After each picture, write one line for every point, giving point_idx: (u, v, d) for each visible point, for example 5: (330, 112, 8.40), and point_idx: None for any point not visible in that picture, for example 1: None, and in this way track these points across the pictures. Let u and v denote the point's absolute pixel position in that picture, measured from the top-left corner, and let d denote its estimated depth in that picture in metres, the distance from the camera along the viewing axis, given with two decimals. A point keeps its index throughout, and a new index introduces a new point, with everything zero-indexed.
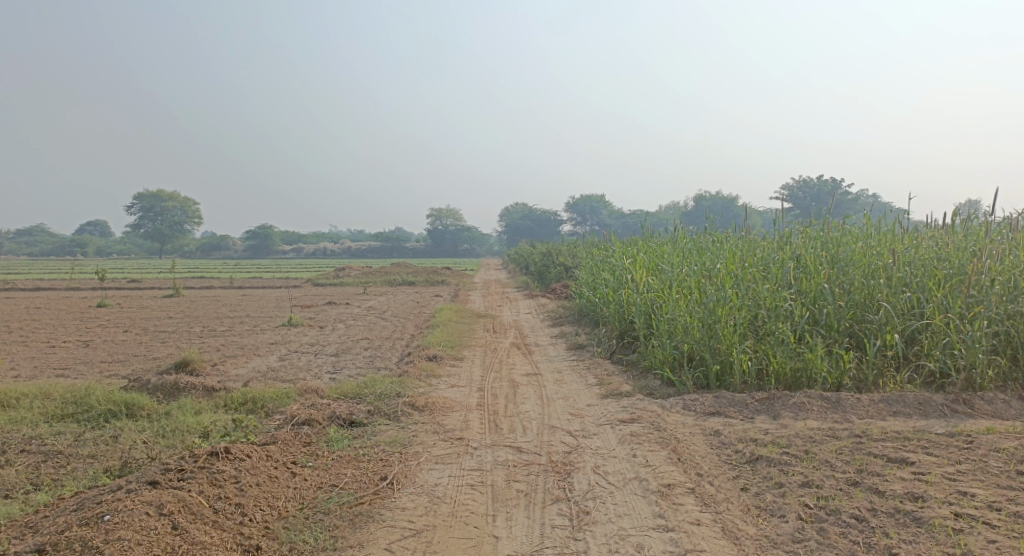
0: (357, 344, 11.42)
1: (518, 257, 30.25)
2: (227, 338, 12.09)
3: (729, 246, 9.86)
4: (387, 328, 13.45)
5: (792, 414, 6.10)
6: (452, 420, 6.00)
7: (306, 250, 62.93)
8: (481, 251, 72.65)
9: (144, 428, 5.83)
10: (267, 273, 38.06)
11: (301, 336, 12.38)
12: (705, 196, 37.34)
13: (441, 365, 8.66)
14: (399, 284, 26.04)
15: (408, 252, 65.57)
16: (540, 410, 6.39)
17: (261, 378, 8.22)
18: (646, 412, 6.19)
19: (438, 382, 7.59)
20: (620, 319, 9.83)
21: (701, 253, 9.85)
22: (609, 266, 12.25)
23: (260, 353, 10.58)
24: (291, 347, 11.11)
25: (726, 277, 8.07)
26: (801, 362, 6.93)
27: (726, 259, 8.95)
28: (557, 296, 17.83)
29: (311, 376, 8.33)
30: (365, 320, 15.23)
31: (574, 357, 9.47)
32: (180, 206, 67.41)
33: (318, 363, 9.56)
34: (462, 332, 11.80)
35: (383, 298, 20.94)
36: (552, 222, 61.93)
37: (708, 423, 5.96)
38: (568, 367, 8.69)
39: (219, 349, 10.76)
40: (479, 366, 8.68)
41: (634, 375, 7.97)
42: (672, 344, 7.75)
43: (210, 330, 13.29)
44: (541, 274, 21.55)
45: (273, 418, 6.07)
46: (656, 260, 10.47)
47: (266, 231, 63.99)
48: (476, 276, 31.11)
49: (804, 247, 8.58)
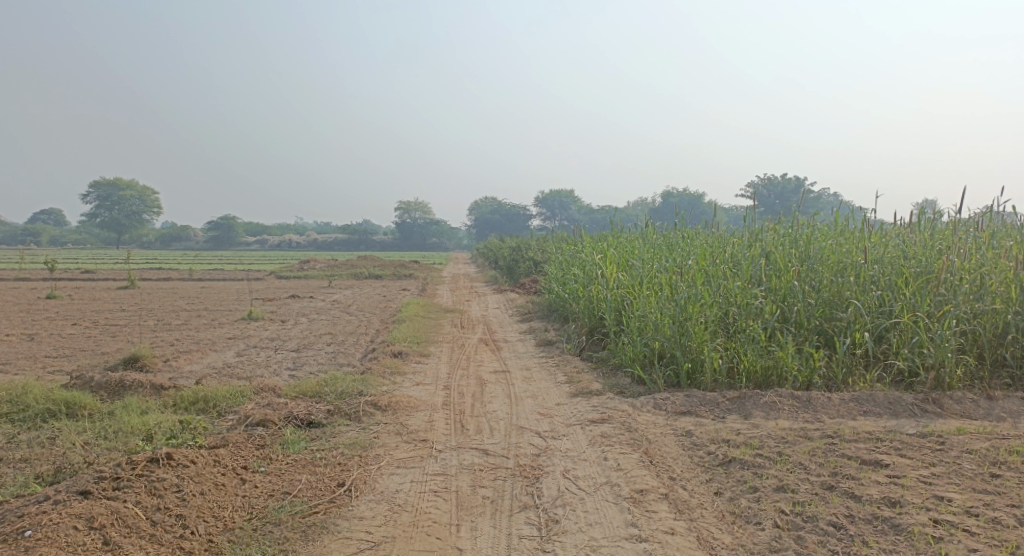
0: (319, 339, 11.11)
1: (487, 251, 30.02)
2: (184, 333, 11.69)
3: (699, 243, 9.72)
4: (352, 323, 13.13)
5: (764, 413, 5.97)
6: (415, 420, 5.77)
7: (271, 242, 61.87)
8: (450, 244, 72.19)
9: (84, 429, 5.54)
10: (229, 265, 37.33)
11: (262, 331, 12.02)
12: (673, 194, 37.53)
13: (406, 362, 8.41)
14: (366, 277, 25.62)
15: (375, 245, 64.86)
16: (507, 410, 6.18)
17: (217, 376, 7.89)
18: (616, 411, 6.02)
19: (402, 380, 7.34)
20: (589, 316, 9.64)
21: (671, 250, 9.70)
22: (578, 262, 12.06)
23: (217, 348, 10.23)
24: (250, 342, 10.76)
25: (697, 274, 7.91)
26: (772, 360, 6.79)
27: (697, 256, 8.80)
28: (526, 291, 17.62)
29: (270, 374, 8.02)
30: (329, 314, 14.87)
31: (543, 353, 9.27)
32: (140, 196, 65.80)
33: (278, 359, 9.24)
34: (429, 328, 11.54)
35: (348, 292, 20.57)
36: (521, 217, 61.77)
37: (679, 423, 5.80)
38: (536, 364, 8.49)
39: (174, 344, 10.38)
40: (444, 363, 8.45)
41: (604, 372, 7.78)
42: (642, 342, 7.57)
43: (166, 323, 12.85)
44: (510, 268, 21.32)
45: (226, 419, 5.78)
46: (626, 256, 10.30)
47: (230, 222, 62.87)
48: (444, 270, 30.80)
49: (774, 245, 8.47)
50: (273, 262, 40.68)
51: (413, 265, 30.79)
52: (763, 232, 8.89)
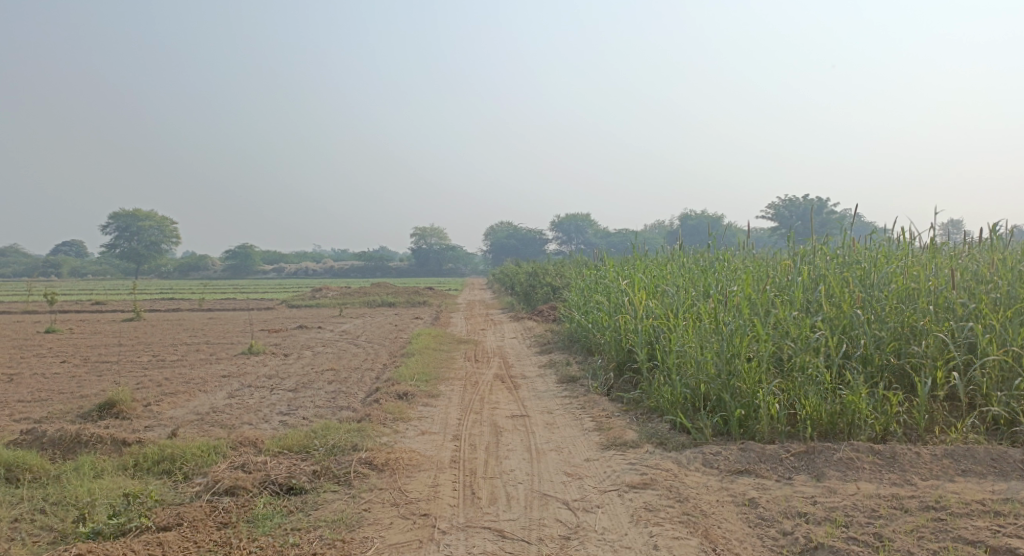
0: (321, 376, 10.17)
1: (503, 278, 29.10)
2: (175, 370, 10.78)
3: (737, 266, 8.72)
4: (357, 357, 12.16)
5: (839, 474, 4.97)
6: (417, 486, 4.78)
7: (286, 270, 61.33)
8: (466, 270, 71.33)
9: (21, 501, 4.61)
10: (240, 294, 36.70)
11: (260, 367, 11.08)
12: (692, 217, 36.71)
13: (412, 405, 7.42)
14: (378, 305, 24.65)
15: (391, 272, 64.13)
16: (528, 469, 5.17)
17: (197, 425, 6.95)
18: (660, 473, 5.00)
19: (404, 428, 6.36)
20: (617, 349, 8.63)
21: (706, 274, 8.69)
22: (601, 289, 11.05)
23: (207, 387, 9.30)
24: (245, 380, 9.84)
25: (742, 302, 6.89)
26: (840, 405, 5.75)
27: (739, 281, 7.79)
28: (544, 319, 16.56)
29: (257, 422, 7.07)
30: (335, 347, 13.90)
31: (567, 393, 8.25)
32: (158, 225, 65.61)
33: (271, 402, 8.29)
34: (439, 362, 10.56)
35: (359, 321, 19.64)
36: (537, 242, 60.97)
37: (737, 487, 4.83)
38: (559, 406, 7.48)
39: (161, 384, 9.48)
40: (455, 405, 7.46)
41: (639, 417, 6.75)
42: (682, 382, 6.53)
43: (159, 359, 11.97)
44: (527, 294, 20.32)
45: (192, 486, 4.83)
46: (656, 282, 9.29)
47: (247, 250, 62.67)
48: (459, 296, 29.87)
49: (827, 268, 7.43)
50: (286, 291, 39.88)
51: (428, 292, 29.83)
52: (811, 251, 7.87)
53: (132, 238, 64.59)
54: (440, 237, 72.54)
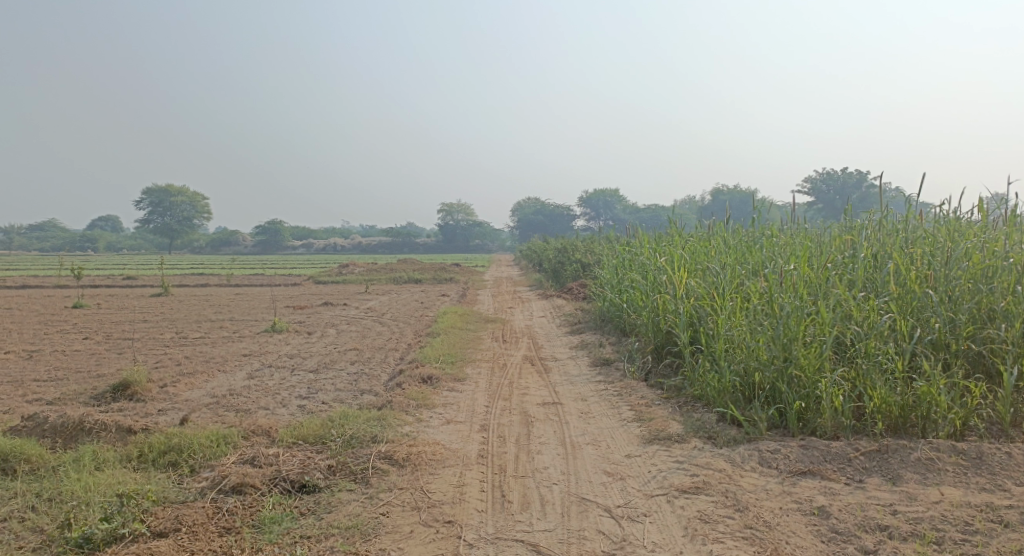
0: (344, 356, 9.78)
1: (531, 254, 28.61)
2: (195, 348, 10.46)
3: (785, 242, 8.11)
4: (382, 336, 11.76)
5: (918, 477, 4.48)
6: (442, 485, 4.34)
7: (314, 246, 61.40)
8: (493, 246, 70.85)
9: (14, 496, 4.24)
10: (268, 269, 36.63)
11: (282, 346, 10.72)
12: (723, 193, 35.86)
13: (438, 390, 6.97)
14: (404, 282, 24.28)
15: (418, 248, 63.89)
16: (565, 466, 4.71)
17: (211, 410, 6.58)
18: (712, 475, 4.50)
19: (428, 416, 5.90)
20: (655, 330, 8.10)
21: (752, 251, 8.10)
22: (635, 267, 10.47)
23: (226, 367, 8.95)
24: (266, 360, 9.48)
25: (798, 282, 6.31)
26: (913, 397, 5.22)
27: (790, 258, 7.21)
28: (573, 297, 16.04)
29: (274, 406, 6.68)
30: (360, 325, 13.53)
31: (601, 377, 7.76)
32: (189, 200, 65.91)
33: (291, 384, 7.90)
34: (466, 342, 10.10)
35: (385, 298, 19.28)
36: (566, 218, 60.31)
37: (801, 492, 4.34)
38: (593, 391, 6.98)
39: (179, 363, 9.15)
40: (483, 391, 6.99)
41: (682, 406, 6.24)
42: (732, 369, 5.99)
43: (180, 337, 11.67)
44: (556, 271, 19.80)
45: (197, 481, 4.41)
46: (696, 259, 8.71)
47: (275, 225, 62.80)
48: (485, 272, 29.42)
49: (889, 244, 6.83)
50: (315, 266, 39.77)
51: (455, 268, 29.40)
52: (870, 226, 7.26)
53: (163, 213, 65.02)
54: (467, 213, 72.07)
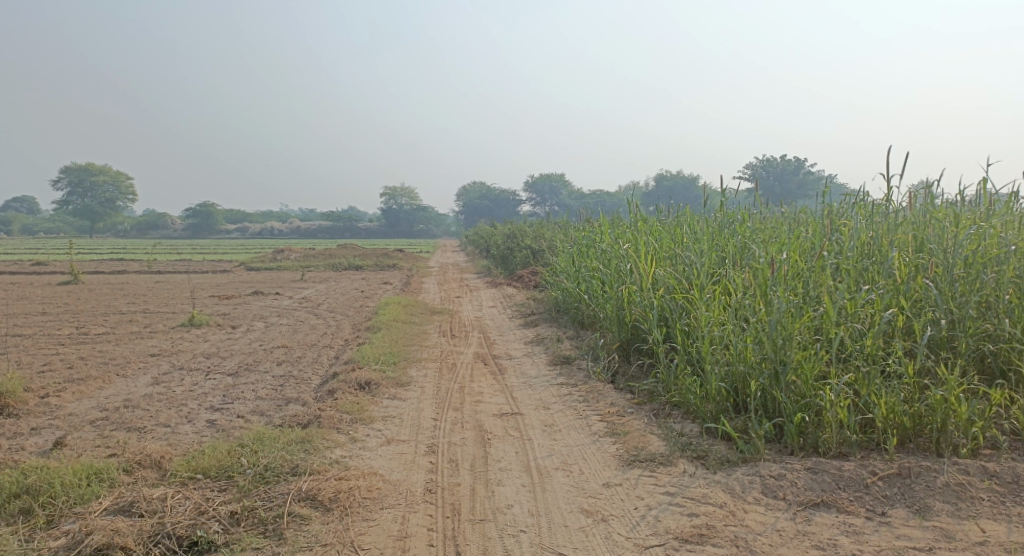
0: (270, 355, 8.69)
1: (476, 239, 27.60)
2: (98, 347, 9.20)
3: (758, 226, 7.31)
4: (316, 330, 10.63)
5: (949, 508, 3.73)
6: (376, 537, 3.42)
7: (250, 231, 58.96)
8: (437, 231, 69.37)
9: None
10: (199, 255, 34.69)
11: (200, 344, 9.53)
12: (669, 179, 35.45)
13: (376, 399, 5.98)
14: (344, 269, 22.97)
15: (359, 233, 62.05)
16: (530, 503, 3.83)
17: (99, 429, 5.46)
18: (712, 514, 3.69)
19: (363, 434, 4.94)
20: (620, 325, 7.23)
21: (725, 236, 7.27)
22: (594, 254, 9.58)
23: (129, 371, 7.78)
24: (178, 361, 8.32)
25: (788, 272, 5.47)
26: (929, 406, 4.44)
27: (772, 245, 6.39)
28: (524, 286, 15.11)
29: (178, 422, 5.60)
30: (292, 318, 12.36)
31: (562, 379, 6.89)
32: (115, 182, 62.46)
33: (204, 392, 6.81)
34: (409, 338, 9.10)
35: (322, 286, 18.05)
36: (511, 203, 59.40)
37: (819, 534, 3.56)
38: (555, 398, 6.11)
39: (74, 367, 7.92)
40: (429, 399, 6.04)
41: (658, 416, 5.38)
42: (716, 372, 5.14)
43: (84, 334, 10.36)
44: (504, 257, 18.85)
45: (51, 539, 3.38)
46: (663, 246, 7.86)
47: (208, 209, 60.21)
48: (429, 259, 28.29)
49: (882, 230, 6.06)
50: (250, 252, 37.90)
51: (398, 254, 28.13)
52: (856, 208, 6.48)
53: (86, 195, 61.45)
54: (410, 197, 70.47)
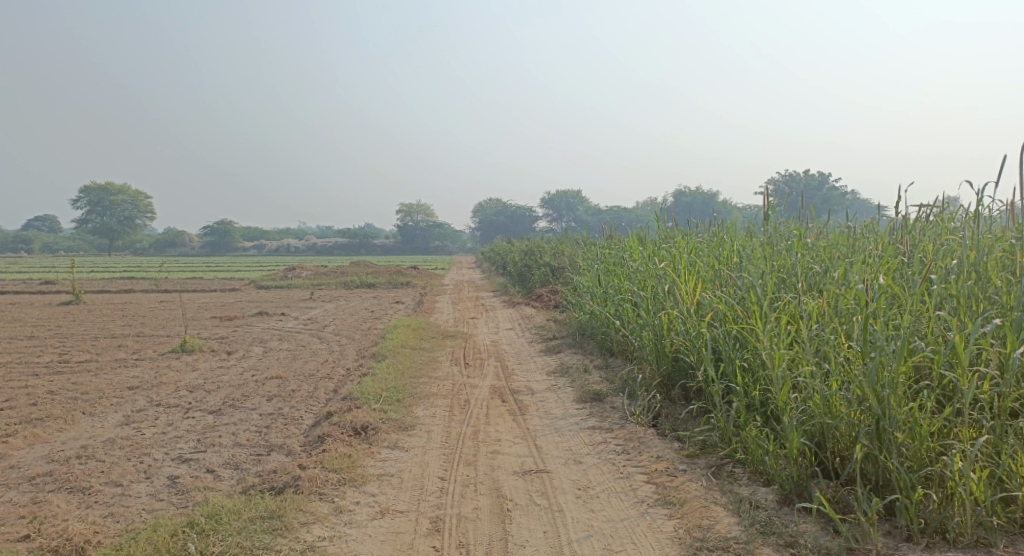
0: (262, 388, 7.73)
1: (493, 257, 26.69)
2: (73, 379, 8.29)
3: (819, 239, 6.20)
4: (317, 357, 9.69)
5: None
6: None
7: (266, 248, 58.49)
8: (453, 247, 68.59)
9: None
10: (210, 273, 34.05)
11: (187, 374, 8.60)
12: (686, 194, 34.45)
13: (373, 450, 4.98)
14: (356, 287, 22.09)
15: (375, 250, 61.34)
16: None
17: (36, 488, 4.51)
18: None
19: (352, 501, 3.96)
20: (663, 357, 6.17)
21: (782, 251, 6.17)
22: (624, 273, 8.54)
23: (99, 410, 6.85)
24: (158, 397, 7.39)
25: (882, 294, 4.33)
26: None
27: (846, 262, 5.26)
28: (543, 306, 14.08)
29: (133, 481, 4.63)
30: (295, 342, 11.43)
31: (594, 421, 5.86)
32: (133, 200, 62.34)
33: (176, 437, 5.85)
34: (418, 367, 8.11)
35: (331, 306, 17.16)
36: (527, 220, 58.57)
37: None
38: (588, 447, 5.09)
39: (38, 403, 7.01)
40: (436, 450, 5.04)
41: (723, 475, 4.30)
42: (798, 425, 4.04)
43: (64, 362, 9.46)
44: (522, 275, 17.86)
45: None
46: (707, 264, 6.76)
47: (225, 226, 59.88)
48: (444, 276, 27.40)
49: (986, 242, 4.88)
50: (263, 269, 37.25)
51: (412, 271, 27.21)
52: (945, 218, 5.34)
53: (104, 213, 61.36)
54: (426, 214, 69.88)
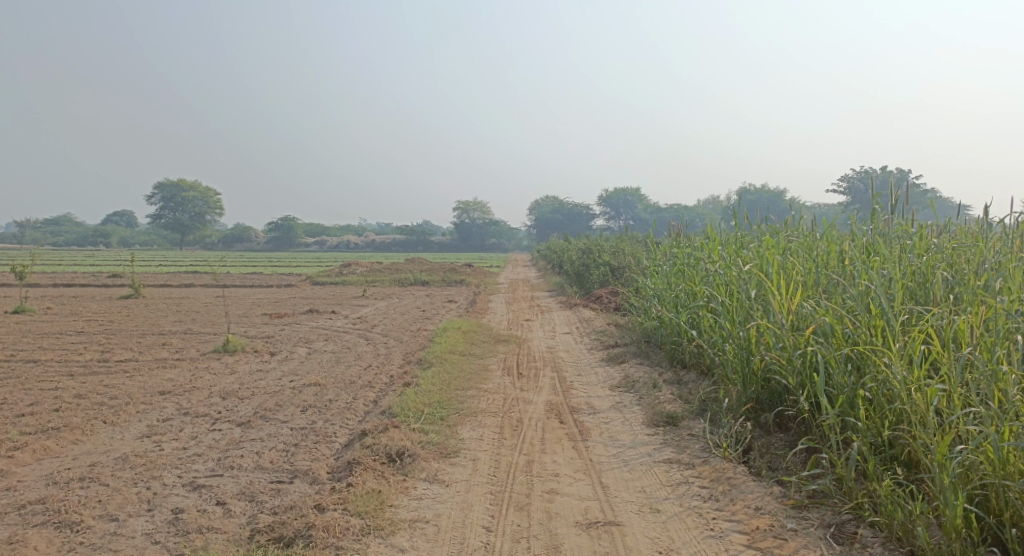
0: (297, 396, 7.09)
1: (549, 254, 25.93)
2: (104, 381, 7.80)
3: (940, 242, 5.26)
4: (361, 361, 9.03)
5: None
6: None
7: (327, 244, 58.93)
8: (509, 245, 67.98)
9: None
10: (267, 268, 34.19)
11: (221, 377, 8.03)
12: (750, 191, 32.93)
13: (408, 485, 4.24)
14: (409, 285, 21.59)
15: (432, 246, 61.13)
16: None
17: (22, 521, 3.92)
18: None
19: None
20: (752, 377, 5.32)
21: (896, 253, 5.25)
22: (698, 275, 7.60)
23: (120, 417, 6.29)
24: (186, 403, 6.81)
25: None
26: None
27: (990, 276, 4.37)
28: (603, 309, 13.16)
29: (131, 514, 4.00)
30: (340, 343, 10.83)
31: (669, 451, 5.02)
32: (202, 195, 63.73)
33: (195, 454, 5.23)
34: (466, 377, 7.35)
35: (382, 304, 16.61)
36: (585, 218, 57.54)
37: None
38: (666, 490, 4.27)
39: (59, 409, 6.50)
40: (482, 486, 4.27)
41: (855, 537, 3.64)
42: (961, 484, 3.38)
43: (101, 361, 9.03)
44: (579, 275, 16.98)
45: None
46: (801, 266, 5.82)
47: (289, 222, 60.60)
48: (499, 275, 26.69)
49: None
50: (320, 265, 37.26)
51: (467, 269, 26.60)
52: None
53: (175, 208, 62.92)
54: (483, 210, 69.48)
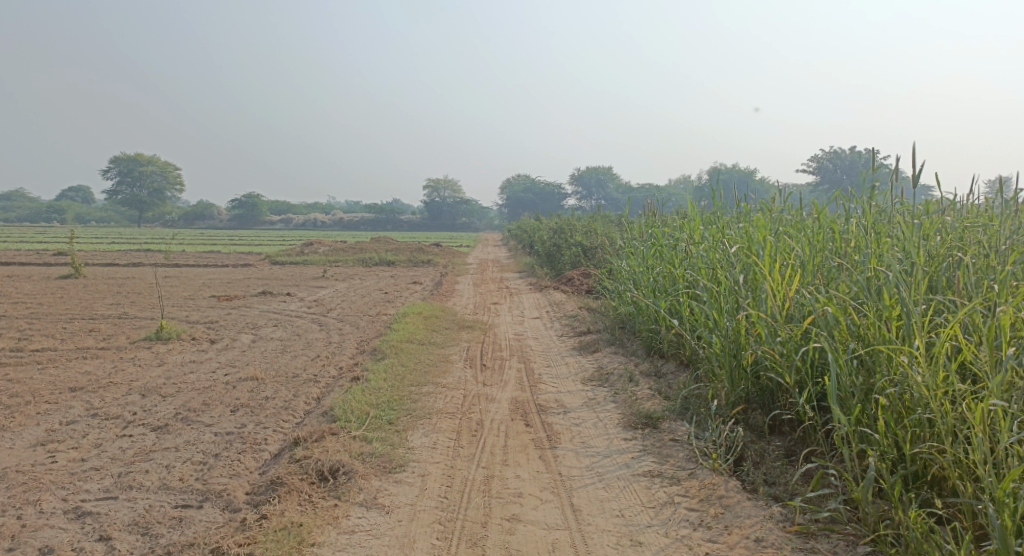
0: (231, 393, 6.26)
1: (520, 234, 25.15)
2: (11, 375, 6.87)
3: (954, 220, 4.59)
4: (310, 350, 8.20)
5: None
6: None
7: (293, 223, 57.45)
8: (480, 225, 67.07)
9: None
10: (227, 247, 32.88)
11: (148, 370, 7.15)
12: (723, 171, 32.40)
13: (338, 513, 3.48)
14: (374, 265, 20.68)
15: (401, 226, 59.96)
16: None
17: None
18: None
19: None
20: (741, 373, 4.64)
21: (905, 232, 4.57)
22: (678, 256, 6.89)
23: (16, 420, 5.41)
24: (98, 402, 5.94)
25: None
26: None
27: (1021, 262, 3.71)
28: (575, 292, 12.46)
29: None
30: (291, 328, 9.98)
31: (650, 461, 4.32)
32: (162, 171, 61.61)
33: (92, 469, 4.40)
34: (423, 370, 6.58)
35: (343, 286, 15.71)
36: (556, 197, 56.78)
37: None
38: (648, 517, 3.57)
39: None
40: (428, 513, 3.53)
41: None
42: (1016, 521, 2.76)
43: (15, 351, 8.06)
44: (550, 255, 16.24)
45: None
46: (795, 246, 5.12)
47: (253, 200, 58.89)
48: (469, 254, 25.86)
49: None
50: (283, 244, 36.00)
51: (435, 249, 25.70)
52: None
53: (134, 183, 60.77)
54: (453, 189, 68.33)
